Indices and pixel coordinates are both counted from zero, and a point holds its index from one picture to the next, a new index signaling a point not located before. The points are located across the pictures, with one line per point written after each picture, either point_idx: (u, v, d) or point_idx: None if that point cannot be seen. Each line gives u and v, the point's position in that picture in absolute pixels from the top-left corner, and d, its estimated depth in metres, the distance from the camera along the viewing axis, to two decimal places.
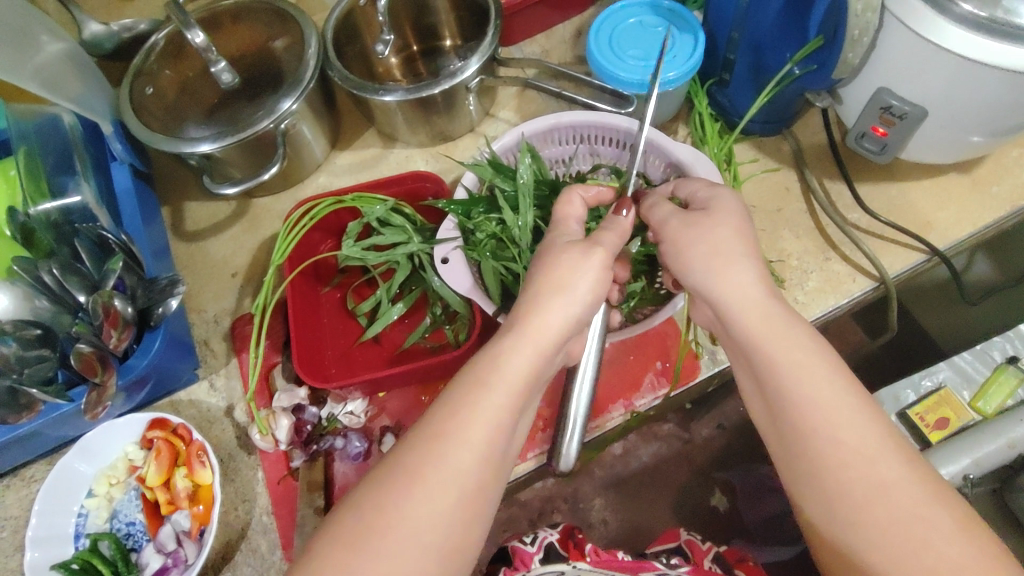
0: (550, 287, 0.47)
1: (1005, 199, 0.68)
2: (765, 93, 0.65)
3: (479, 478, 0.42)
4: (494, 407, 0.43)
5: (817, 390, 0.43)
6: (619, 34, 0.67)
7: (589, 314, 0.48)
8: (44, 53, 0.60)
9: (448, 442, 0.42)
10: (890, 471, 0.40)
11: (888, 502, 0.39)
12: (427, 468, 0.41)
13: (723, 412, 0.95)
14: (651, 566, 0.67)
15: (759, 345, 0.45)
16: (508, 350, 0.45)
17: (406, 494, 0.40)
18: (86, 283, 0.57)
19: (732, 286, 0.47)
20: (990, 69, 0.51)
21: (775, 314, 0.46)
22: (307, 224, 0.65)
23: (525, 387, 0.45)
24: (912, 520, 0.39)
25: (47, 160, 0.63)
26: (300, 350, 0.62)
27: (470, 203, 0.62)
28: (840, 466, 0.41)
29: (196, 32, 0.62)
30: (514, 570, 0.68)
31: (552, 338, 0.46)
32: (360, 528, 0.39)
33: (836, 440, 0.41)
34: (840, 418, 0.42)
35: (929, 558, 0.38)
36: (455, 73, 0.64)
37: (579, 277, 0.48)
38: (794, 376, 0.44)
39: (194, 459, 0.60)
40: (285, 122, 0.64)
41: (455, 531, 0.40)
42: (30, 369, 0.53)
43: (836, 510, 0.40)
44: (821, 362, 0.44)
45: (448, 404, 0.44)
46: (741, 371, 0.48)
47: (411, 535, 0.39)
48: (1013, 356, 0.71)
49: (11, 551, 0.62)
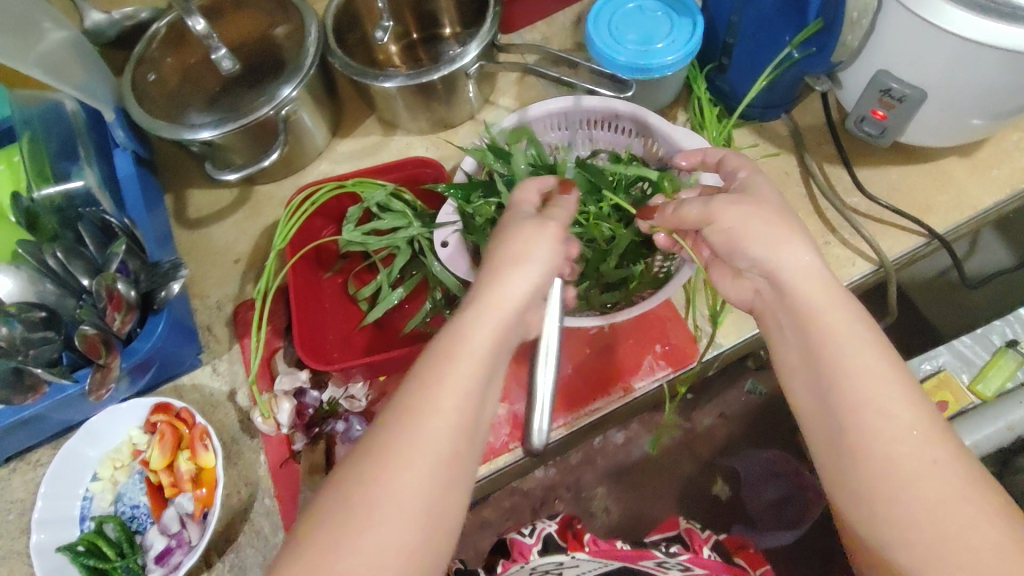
0: (515, 252, 0.47)
1: (1005, 182, 0.68)
2: (765, 76, 0.65)
3: (450, 452, 0.42)
4: (461, 379, 0.43)
5: (874, 366, 0.43)
6: (618, 17, 0.67)
7: (547, 279, 0.48)
8: (46, 40, 0.61)
9: (422, 424, 0.42)
10: (941, 452, 0.40)
11: (936, 485, 0.39)
12: (404, 448, 0.41)
13: (724, 400, 0.96)
14: (651, 555, 0.66)
15: (816, 316, 0.45)
16: (470, 319, 0.45)
17: (382, 477, 0.40)
18: (90, 267, 0.57)
19: (794, 257, 0.46)
20: (990, 50, 0.51)
21: (833, 287, 0.46)
22: (308, 210, 0.65)
23: (489, 356, 0.44)
24: (957, 501, 0.39)
25: (50, 145, 0.64)
26: (302, 336, 0.62)
27: (469, 186, 0.62)
28: (892, 442, 0.41)
29: (197, 19, 0.64)
30: (513, 561, 0.69)
31: (512, 303, 0.46)
32: (338, 518, 0.39)
33: (888, 419, 0.41)
34: (893, 400, 0.42)
35: (970, 542, 0.38)
36: (455, 58, 0.64)
37: (545, 254, 0.47)
38: (850, 354, 0.43)
39: (197, 442, 0.61)
40: (286, 109, 0.64)
41: (433, 512, 0.40)
42: (35, 350, 0.54)
43: (881, 489, 0.40)
44: (872, 344, 0.44)
45: (416, 381, 0.43)
46: (784, 340, 0.47)
47: (390, 518, 0.39)
48: (1012, 340, 0.71)
49: (16, 534, 0.63)
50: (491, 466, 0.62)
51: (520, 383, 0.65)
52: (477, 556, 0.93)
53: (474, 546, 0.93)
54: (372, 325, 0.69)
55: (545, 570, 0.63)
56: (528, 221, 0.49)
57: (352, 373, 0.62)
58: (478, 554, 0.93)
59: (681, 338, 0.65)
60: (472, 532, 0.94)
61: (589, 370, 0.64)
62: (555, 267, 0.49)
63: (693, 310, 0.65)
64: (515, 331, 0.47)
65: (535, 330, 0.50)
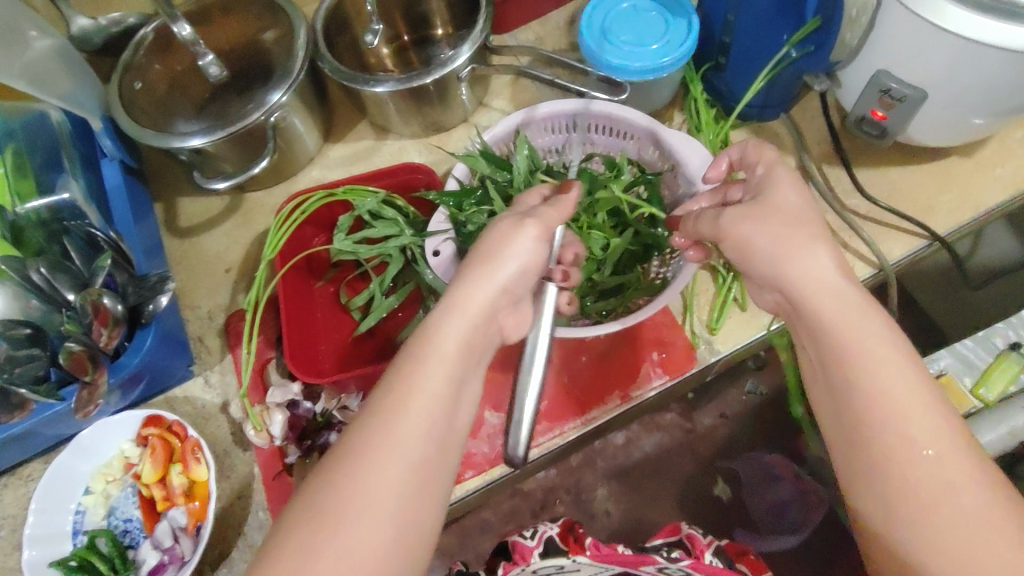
0: (487, 254, 0.47)
1: (1009, 181, 0.67)
2: (763, 76, 0.63)
3: (423, 451, 0.41)
4: (434, 377, 0.43)
5: (894, 382, 0.41)
6: (611, 19, 0.66)
7: (520, 281, 0.48)
8: (31, 50, 0.60)
9: (394, 421, 0.41)
10: (959, 473, 0.39)
11: (953, 504, 0.38)
12: (373, 449, 0.40)
13: (725, 401, 0.95)
14: (652, 559, 0.65)
15: (834, 330, 0.43)
16: (439, 319, 0.45)
17: (354, 475, 0.39)
18: (77, 281, 0.57)
19: (803, 269, 0.45)
20: (991, 49, 0.50)
21: (850, 296, 0.44)
22: (298, 219, 0.64)
23: (460, 355, 0.44)
24: (977, 523, 0.37)
25: (34, 157, 0.62)
26: (293, 347, 0.61)
27: (461, 194, 0.61)
28: (907, 462, 0.39)
29: (183, 25, 0.62)
30: (513, 565, 0.68)
31: (480, 307, 0.46)
32: (309, 519, 0.38)
33: (905, 438, 0.40)
34: (912, 416, 0.40)
35: (988, 564, 0.37)
36: (446, 61, 0.63)
37: (516, 255, 0.47)
38: (867, 359, 0.42)
39: (189, 456, 0.60)
40: (275, 114, 0.63)
41: (405, 512, 0.39)
42: (21, 368, 0.53)
43: (893, 504, 0.40)
44: (895, 358, 0.42)
45: (387, 383, 0.43)
46: (805, 351, 0.46)
47: (360, 518, 0.38)
48: (1016, 342, 0.70)
49: (10, 549, 0.63)
50: (484, 477, 0.61)
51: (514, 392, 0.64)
52: (477, 560, 0.92)
53: (476, 549, 0.91)
54: (366, 335, 0.68)
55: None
56: (498, 225, 0.49)
57: (346, 385, 0.61)
58: (478, 556, 0.92)
59: (680, 346, 0.63)
60: (473, 534, 0.92)
61: (585, 380, 0.63)
62: (535, 269, 0.48)
63: (691, 316, 0.64)
64: (487, 335, 0.47)
65: (507, 333, 0.50)
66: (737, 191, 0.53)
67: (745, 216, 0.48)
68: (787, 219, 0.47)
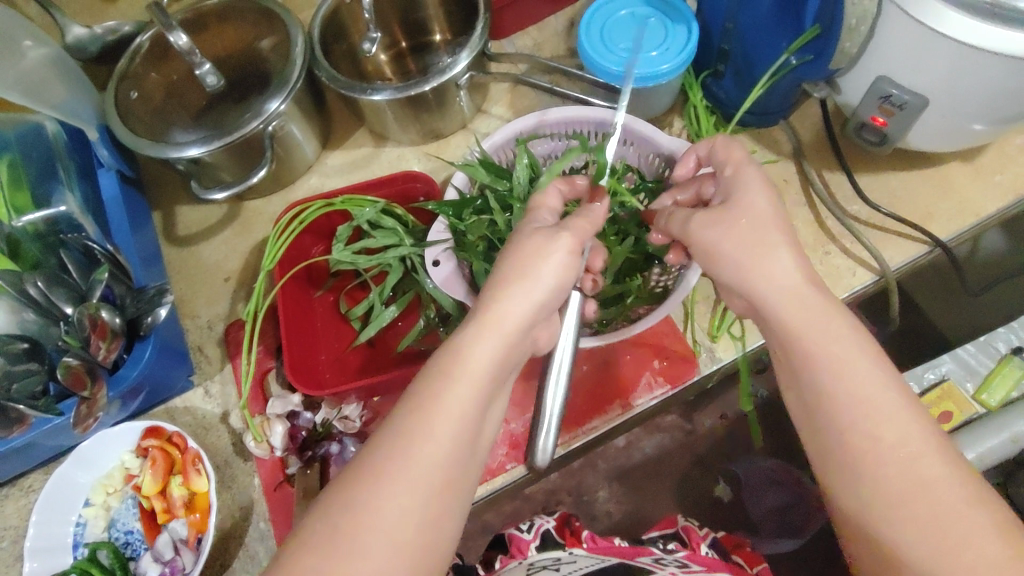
0: (519, 266, 0.46)
1: (1008, 188, 0.67)
2: (761, 84, 0.63)
3: (446, 466, 0.41)
4: (462, 394, 0.42)
5: (862, 382, 0.41)
6: (610, 25, 0.66)
7: (552, 298, 0.47)
8: (26, 59, 0.59)
9: (416, 436, 0.41)
10: (932, 469, 0.39)
11: (927, 501, 0.38)
12: (396, 464, 0.40)
13: (725, 402, 0.91)
14: (648, 552, 0.64)
15: (797, 335, 0.43)
16: (473, 338, 0.44)
17: (377, 489, 0.39)
18: (74, 294, 0.57)
19: (771, 274, 0.45)
20: (993, 57, 0.50)
21: (814, 300, 0.44)
22: (297, 229, 0.64)
23: (491, 373, 0.44)
24: (951, 518, 0.37)
25: (30, 169, 0.61)
26: (293, 358, 0.61)
27: (461, 203, 0.61)
28: (881, 462, 0.39)
29: (179, 35, 0.62)
30: (510, 557, 0.67)
31: (515, 322, 0.45)
32: (329, 531, 0.38)
33: (876, 439, 0.40)
34: (881, 416, 0.40)
35: (967, 557, 0.36)
36: (444, 69, 0.63)
37: (552, 269, 0.46)
38: (834, 363, 0.42)
39: (189, 468, 0.59)
40: (274, 123, 0.63)
41: (426, 525, 0.39)
42: (18, 383, 0.53)
43: (871, 503, 0.39)
44: (865, 360, 0.42)
45: (415, 399, 0.42)
46: (778, 357, 0.46)
47: (381, 530, 0.38)
48: (1017, 348, 0.70)
49: (10, 561, 0.62)
50: (486, 488, 0.61)
51: (514, 401, 0.64)
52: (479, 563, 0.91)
53: (477, 551, 0.90)
54: (365, 344, 0.68)
55: (543, 565, 0.61)
56: (530, 237, 0.48)
57: (346, 395, 0.61)
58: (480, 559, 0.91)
59: (680, 355, 0.63)
60: (474, 536, 0.90)
61: (585, 390, 0.63)
62: (570, 281, 0.47)
63: (692, 324, 0.64)
64: (519, 348, 0.46)
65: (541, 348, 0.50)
66: (710, 186, 0.52)
67: (714, 221, 0.47)
68: (757, 224, 0.46)
